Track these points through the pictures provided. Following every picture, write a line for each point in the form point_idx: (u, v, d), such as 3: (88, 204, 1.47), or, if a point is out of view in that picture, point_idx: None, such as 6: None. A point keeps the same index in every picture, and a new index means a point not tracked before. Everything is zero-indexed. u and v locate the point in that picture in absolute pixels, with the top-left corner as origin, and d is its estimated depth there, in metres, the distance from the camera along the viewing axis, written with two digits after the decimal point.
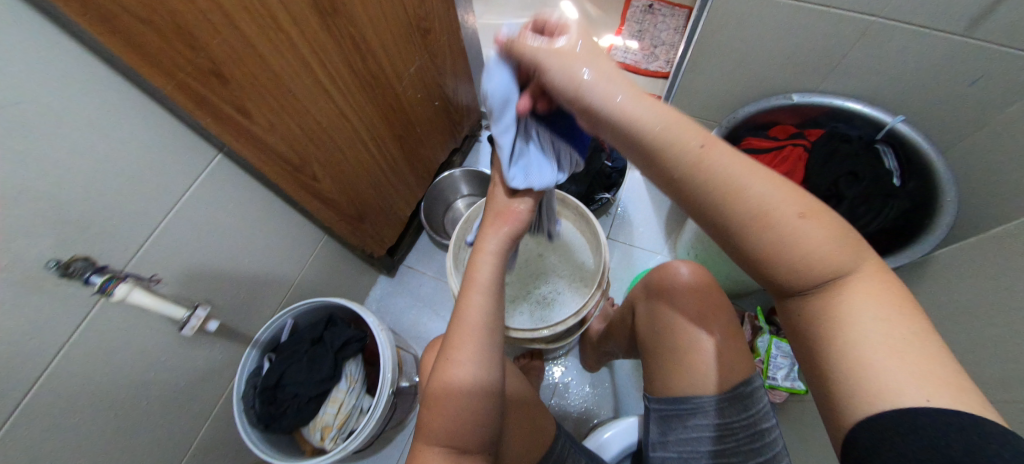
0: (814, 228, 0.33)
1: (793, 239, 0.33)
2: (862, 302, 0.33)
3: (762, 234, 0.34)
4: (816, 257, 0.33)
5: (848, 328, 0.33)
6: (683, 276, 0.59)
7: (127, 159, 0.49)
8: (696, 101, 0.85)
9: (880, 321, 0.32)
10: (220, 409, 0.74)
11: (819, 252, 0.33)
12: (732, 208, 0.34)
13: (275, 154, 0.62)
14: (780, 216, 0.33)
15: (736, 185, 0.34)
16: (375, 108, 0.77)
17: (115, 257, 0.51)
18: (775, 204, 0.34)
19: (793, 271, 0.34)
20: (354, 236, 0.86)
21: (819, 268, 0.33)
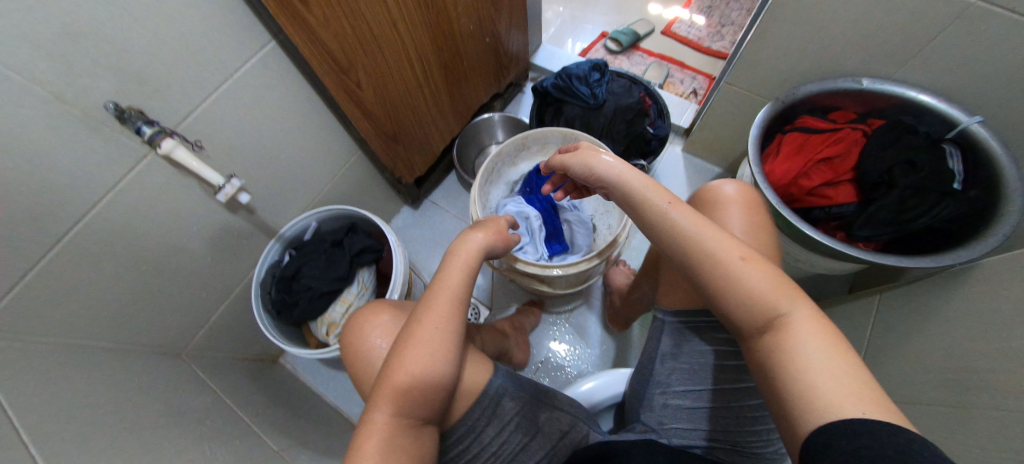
0: (759, 273, 0.39)
1: (736, 278, 0.39)
2: (806, 338, 0.35)
3: (713, 274, 0.41)
4: (760, 294, 0.38)
5: (793, 356, 0.35)
6: (728, 194, 0.56)
7: (190, 26, 0.51)
8: (755, 76, 0.81)
9: (823, 352, 0.34)
10: (239, 292, 0.79)
11: (761, 290, 0.39)
12: (689, 250, 0.43)
13: (323, 50, 0.62)
14: (729, 260, 0.40)
15: (692, 232, 0.43)
16: (426, 27, 0.76)
17: (166, 118, 0.54)
18: (719, 249, 0.41)
19: (742, 308, 0.39)
20: (386, 155, 0.87)
21: (762, 302, 0.38)
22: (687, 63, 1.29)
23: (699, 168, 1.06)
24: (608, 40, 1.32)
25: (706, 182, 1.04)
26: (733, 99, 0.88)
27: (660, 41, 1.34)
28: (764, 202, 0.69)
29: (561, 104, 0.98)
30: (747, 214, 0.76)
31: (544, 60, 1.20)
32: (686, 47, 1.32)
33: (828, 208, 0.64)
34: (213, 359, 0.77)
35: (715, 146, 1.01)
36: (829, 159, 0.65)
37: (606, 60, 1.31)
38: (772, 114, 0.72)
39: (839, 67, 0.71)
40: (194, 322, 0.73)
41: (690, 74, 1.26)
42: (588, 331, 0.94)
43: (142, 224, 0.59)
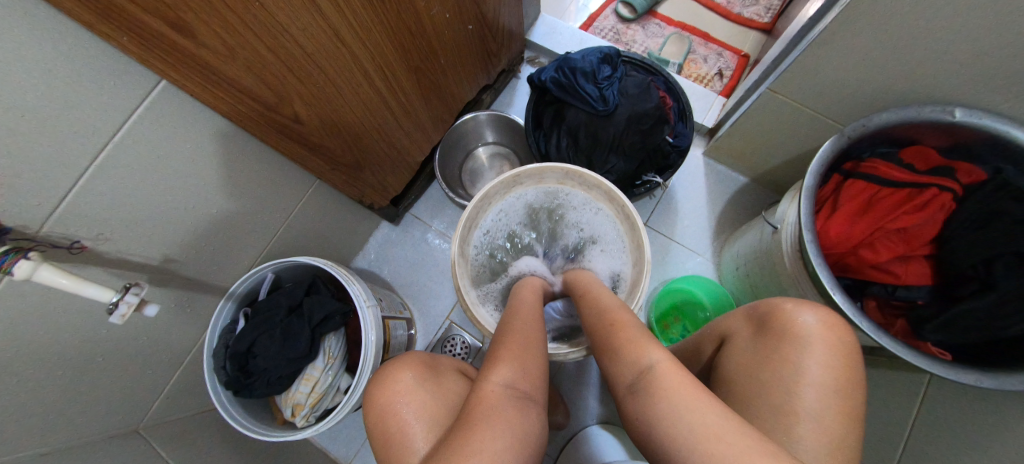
0: (632, 336, 0.43)
1: (621, 342, 0.43)
2: (673, 388, 0.35)
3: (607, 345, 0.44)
4: (635, 354, 0.41)
5: (662, 409, 0.34)
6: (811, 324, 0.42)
7: (24, 88, 0.35)
8: (811, 85, 0.63)
9: (706, 401, 0.33)
10: (193, 355, 0.70)
11: (632, 344, 0.41)
12: (595, 328, 0.48)
13: (236, 88, 0.45)
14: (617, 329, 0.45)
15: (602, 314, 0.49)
16: (385, 30, 0.57)
17: (25, 213, 0.40)
18: (618, 320, 0.47)
19: (618, 369, 0.41)
20: (350, 186, 0.72)
21: (630, 356, 0.40)
22: (713, 34, 1.06)
23: (723, 177, 0.91)
24: (619, 4, 1.07)
25: (730, 194, 0.90)
26: (777, 107, 0.70)
27: (682, 4, 1.09)
28: (809, 267, 0.56)
29: (562, 105, 0.80)
30: (781, 267, 0.64)
31: (542, 35, 0.97)
32: (712, 13, 1.07)
33: (892, 288, 0.52)
34: (177, 428, 0.69)
35: (744, 155, 0.85)
36: (902, 227, 0.52)
37: (616, 31, 1.08)
38: (833, 153, 0.57)
39: (927, 86, 0.54)
40: (145, 397, 0.64)
41: (716, 49, 1.04)
42: (587, 369, 0.87)
43: (44, 335, 0.47)
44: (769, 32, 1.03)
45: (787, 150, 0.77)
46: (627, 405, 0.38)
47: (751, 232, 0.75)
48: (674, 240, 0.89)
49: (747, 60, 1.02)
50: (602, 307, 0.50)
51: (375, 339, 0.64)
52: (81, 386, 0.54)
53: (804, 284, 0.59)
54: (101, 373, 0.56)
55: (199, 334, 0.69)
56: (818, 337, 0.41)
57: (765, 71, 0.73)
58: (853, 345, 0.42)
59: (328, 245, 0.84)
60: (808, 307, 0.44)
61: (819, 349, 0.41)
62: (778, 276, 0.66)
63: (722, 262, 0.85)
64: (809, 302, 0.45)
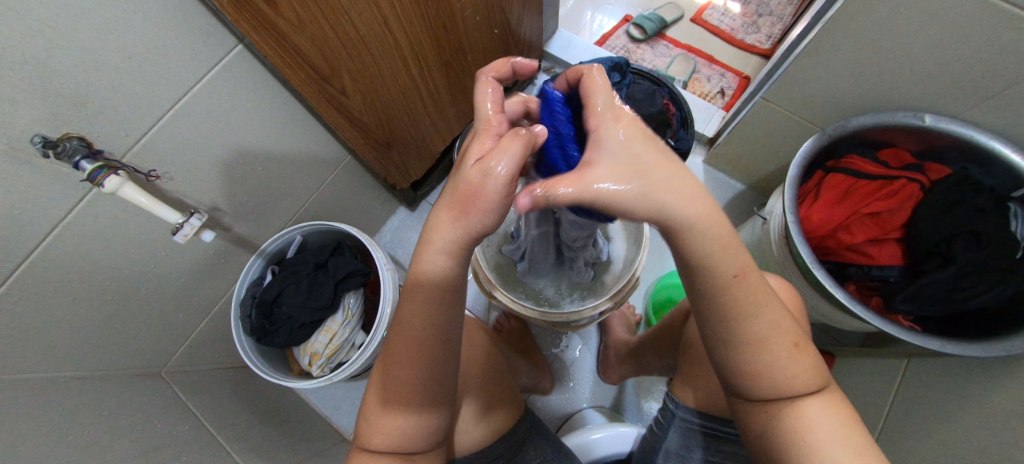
0: (768, 318, 0.39)
1: (773, 366, 0.39)
2: (827, 426, 0.38)
3: (737, 334, 0.39)
4: (776, 359, 0.39)
5: (801, 422, 0.38)
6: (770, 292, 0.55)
7: (136, 34, 0.43)
8: (798, 94, 0.71)
9: (850, 441, 0.37)
10: (219, 307, 0.75)
11: (770, 343, 0.39)
12: (734, 328, 0.39)
13: (298, 55, 0.53)
14: (755, 312, 0.38)
15: (745, 313, 0.38)
16: (423, 22, 0.65)
17: (115, 141, 0.47)
18: (770, 331, 0.39)
19: (756, 367, 0.39)
20: (379, 163, 0.78)
21: (787, 390, 0.39)
22: (717, 57, 1.18)
23: (720, 183, 0.97)
24: (630, 27, 1.20)
25: (727, 199, 0.96)
26: (768, 115, 0.78)
27: (689, 30, 1.22)
28: (794, 251, 0.61)
29: None
30: (771, 256, 0.69)
31: (558, 48, 1.07)
32: (717, 38, 1.20)
33: (868, 268, 0.57)
34: (194, 377, 0.74)
35: (740, 162, 0.92)
36: (875, 213, 0.58)
37: (627, 49, 1.20)
38: (816, 150, 0.64)
39: (900, 95, 0.62)
40: (172, 341, 0.69)
41: (719, 70, 1.15)
42: (584, 356, 0.90)
43: (101, 255, 0.53)
44: (768, 57, 1.16)
45: (779, 157, 0.84)
46: (756, 410, 0.41)
47: (744, 230, 0.81)
48: None
49: (747, 81, 1.13)
50: (704, 231, 0.34)
51: (391, 299, 0.69)
52: (122, 313, 0.60)
53: (791, 269, 0.64)
54: (139, 305, 0.62)
55: (227, 287, 0.75)
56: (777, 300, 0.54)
57: (759, 85, 0.81)
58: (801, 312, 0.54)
59: (349, 221, 0.91)
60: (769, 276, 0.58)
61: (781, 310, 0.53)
62: (768, 266, 0.71)
63: None
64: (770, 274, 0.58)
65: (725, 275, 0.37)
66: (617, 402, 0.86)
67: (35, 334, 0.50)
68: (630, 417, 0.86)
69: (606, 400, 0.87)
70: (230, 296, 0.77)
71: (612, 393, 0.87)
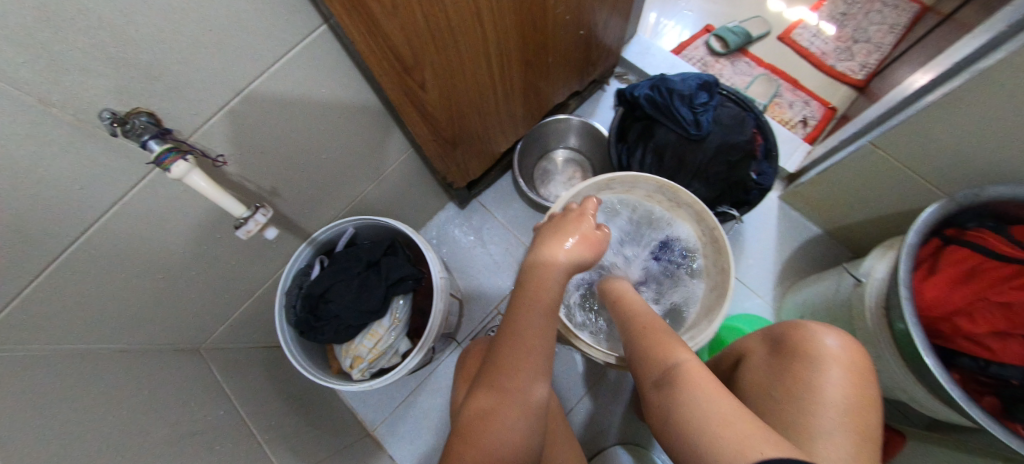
0: (685, 351, 0.46)
1: (657, 349, 0.48)
2: (696, 386, 0.41)
3: (653, 354, 0.48)
4: (675, 363, 0.45)
5: (688, 405, 0.40)
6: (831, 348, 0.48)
7: (220, 7, 0.38)
8: (920, 147, 0.63)
9: (725, 402, 0.39)
10: (263, 290, 0.73)
11: (666, 347, 0.48)
12: (633, 334, 0.52)
13: (386, 46, 0.48)
14: (661, 338, 0.49)
15: (646, 326, 0.52)
16: (515, 16, 0.59)
17: (185, 119, 0.43)
18: (655, 322, 0.52)
19: (656, 368, 0.46)
20: (441, 161, 0.74)
21: (658, 357, 0.47)
22: (802, 82, 1.08)
23: (795, 224, 0.90)
24: (712, 38, 1.11)
25: (801, 242, 0.88)
26: (874, 163, 0.70)
27: (774, 48, 1.12)
28: (896, 325, 0.55)
29: (652, 123, 0.80)
30: (860, 322, 0.63)
31: (635, 54, 1.00)
32: (805, 61, 1.10)
33: (985, 363, 0.51)
34: (231, 356, 0.72)
35: (823, 205, 0.84)
36: (1007, 303, 0.50)
37: (705, 62, 1.11)
38: (937, 217, 0.56)
39: None
40: (214, 320, 0.67)
41: (804, 97, 1.06)
42: (624, 388, 0.86)
43: (157, 234, 0.51)
44: (861, 89, 1.05)
45: (874, 209, 0.76)
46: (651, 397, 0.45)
47: (823, 284, 0.74)
48: (736, 276, 0.88)
49: (833, 113, 1.03)
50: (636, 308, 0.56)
51: (441, 310, 0.66)
52: (168, 291, 0.58)
53: (885, 343, 0.58)
54: (186, 285, 0.59)
55: (273, 271, 0.73)
56: (833, 357, 0.47)
57: (865, 126, 0.73)
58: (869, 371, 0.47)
59: (398, 214, 0.87)
60: (828, 331, 0.50)
61: (834, 367, 0.46)
62: (854, 331, 0.64)
63: (783, 307, 0.83)
64: (831, 328, 0.51)
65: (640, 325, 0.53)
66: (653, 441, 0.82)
67: (67, 301, 0.47)
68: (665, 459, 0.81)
69: (641, 436, 0.83)
70: (274, 280, 0.75)
71: (649, 431, 0.83)
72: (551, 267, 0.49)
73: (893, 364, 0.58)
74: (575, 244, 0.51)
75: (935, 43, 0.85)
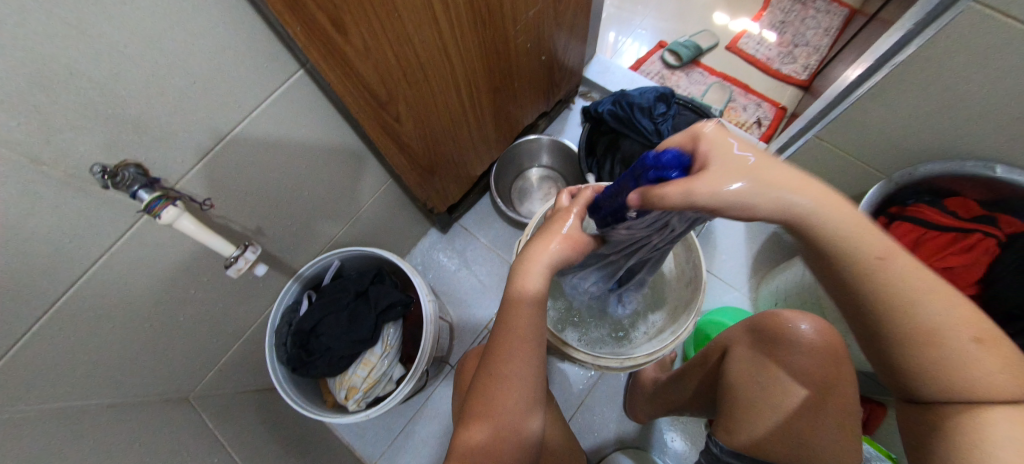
0: (947, 309, 0.31)
1: (924, 317, 0.32)
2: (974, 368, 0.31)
3: (904, 332, 0.32)
4: (957, 356, 0.31)
5: (973, 426, 0.30)
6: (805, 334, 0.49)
7: (205, 60, 0.41)
8: (856, 136, 0.69)
9: (1003, 389, 0.30)
10: (252, 331, 0.73)
11: (931, 342, 0.31)
12: (868, 281, 0.33)
13: (360, 84, 0.51)
14: (926, 305, 0.32)
15: (886, 277, 0.32)
16: (479, 49, 0.64)
17: (171, 167, 0.45)
18: (903, 272, 0.32)
19: (918, 356, 0.32)
20: (421, 188, 0.77)
21: (923, 335, 0.32)
22: (752, 86, 1.17)
23: (761, 217, 0.95)
24: (666, 53, 1.20)
25: (769, 233, 0.94)
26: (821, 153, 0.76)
27: (723, 58, 1.22)
28: None
29: (617, 135, 0.86)
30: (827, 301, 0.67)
31: (596, 73, 1.06)
32: (753, 68, 1.19)
33: None
34: (222, 401, 0.71)
35: None
36: (950, 268, 0.56)
37: (661, 76, 1.20)
38: (879, 197, 0.62)
39: (972, 143, 0.60)
40: (204, 365, 0.67)
41: (756, 100, 1.14)
42: (620, 392, 0.87)
43: (145, 281, 0.51)
44: (806, 88, 1.14)
45: None
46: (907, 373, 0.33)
47: (790, 270, 0.79)
48: (712, 272, 0.92)
49: (784, 112, 1.11)
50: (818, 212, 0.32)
51: (432, 332, 0.67)
52: (156, 338, 0.57)
53: None
54: (175, 331, 0.59)
55: (262, 310, 0.73)
56: (811, 345, 0.49)
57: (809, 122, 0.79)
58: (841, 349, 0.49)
59: (384, 243, 0.89)
60: (800, 316, 0.51)
61: (811, 355, 0.48)
62: (823, 310, 0.68)
63: (759, 297, 0.87)
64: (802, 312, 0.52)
65: (889, 271, 0.32)
66: (653, 441, 0.83)
67: (54, 356, 0.47)
68: (665, 459, 0.82)
69: (640, 439, 0.84)
70: (264, 319, 0.75)
71: (649, 432, 0.84)
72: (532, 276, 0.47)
73: None
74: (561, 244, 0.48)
75: (861, 43, 0.94)
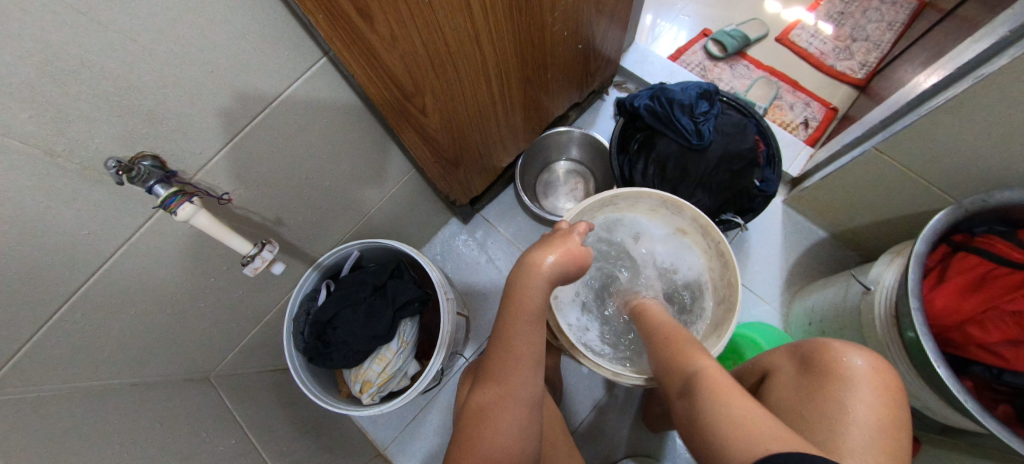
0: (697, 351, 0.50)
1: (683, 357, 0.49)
2: (711, 389, 0.42)
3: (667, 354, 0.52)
4: (683, 355, 0.49)
5: (716, 414, 0.40)
6: (855, 367, 0.45)
7: (221, 47, 0.38)
8: (923, 152, 0.63)
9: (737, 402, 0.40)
10: (271, 316, 0.73)
11: (687, 355, 0.49)
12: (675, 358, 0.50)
13: (386, 75, 0.48)
14: (686, 349, 0.50)
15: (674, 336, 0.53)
16: (513, 38, 0.59)
17: (188, 160, 0.43)
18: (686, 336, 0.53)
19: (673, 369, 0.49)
20: (443, 180, 0.74)
21: (680, 365, 0.48)
22: (802, 83, 1.08)
23: (800, 228, 0.89)
24: (709, 42, 1.12)
25: (807, 246, 0.88)
26: (879, 168, 0.70)
27: (772, 50, 1.12)
28: (906, 334, 0.55)
29: (653, 133, 0.80)
30: (870, 331, 0.62)
31: (634, 62, 1.00)
32: (804, 63, 1.10)
33: (998, 372, 0.51)
34: (240, 382, 0.72)
35: (829, 209, 0.84)
36: (1021, 311, 0.50)
37: (702, 67, 1.11)
38: (946, 224, 0.56)
39: None
40: (221, 347, 0.67)
41: (804, 98, 1.06)
42: (635, 401, 0.85)
43: (165, 271, 0.51)
44: (862, 88, 1.05)
45: (879, 213, 0.76)
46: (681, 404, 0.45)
47: (830, 290, 0.73)
48: (742, 283, 0.88)
49: (834, 113, 1.03)
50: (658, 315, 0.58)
51: (450, 331, 0.66)
52: (176, 324, 0.58)
53: (896, 352, 0.57)
54: (195, 316, 0.60)
55: (280, 296, 0.73)
56: (861, 379, 0.44)
57: (869, 131, 0.72)
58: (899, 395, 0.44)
59: (402, 233, 0.88)
60: (853, 350, 0.48)
61: (862, 392, 0.43)
62: (864, 340, 0.64)
63: (792, 314, 0.83)
64: (856, 347, 0.48)
65: (675, 339, 0.53)
66: (665, 451, 0.82)
67: (74, 341, 0.47)
68: None
69: (652, 448, 0.83)
70: (282, 305, 0.75)
71: (665, 445, 0.82)
72: (535, 278, 0.47)
73: (904, 372, 0.57)
74: (558, 258, 0.48)
75: (936, 41, 0.85)
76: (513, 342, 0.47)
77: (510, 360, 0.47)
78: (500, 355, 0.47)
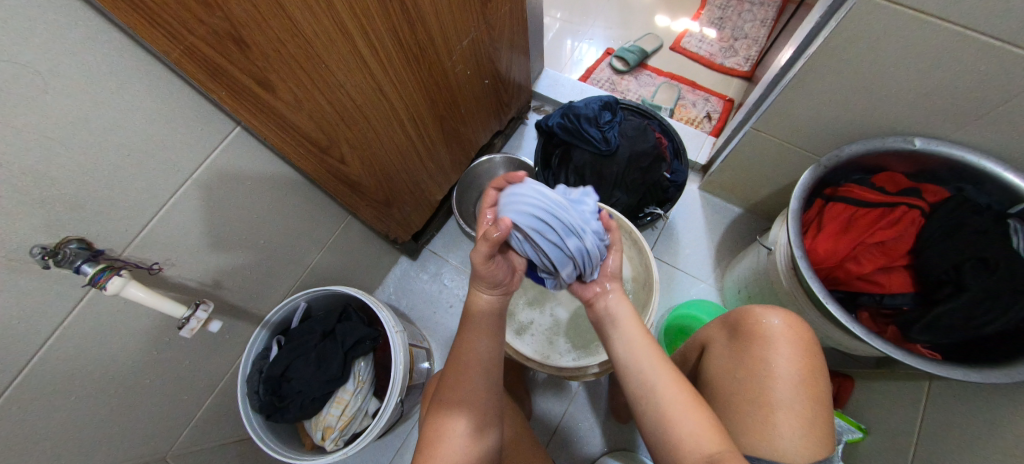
0: (701, 421, 0.43)
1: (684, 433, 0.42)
2: None
3: (662, 434, 0.44)
4: (696, 443, 0.42)
5: None
6: (776, 328, 0.51)
7: (135, 131, 0.42)
8: (786, 124, 0.73)
9: None
10: (226, 382, 0.74)
11: (683, 431, 0.42)
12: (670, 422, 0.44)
13: (298, 135, 0.53)
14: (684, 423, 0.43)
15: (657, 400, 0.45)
16: (416, 84, 0.67)
17: (114, 238, 0.46)
18: (680, 408, 0.44)
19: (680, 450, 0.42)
20: (379, 221, 0.79)
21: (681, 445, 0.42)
22: (699, 82, 1.22)
23: (718, 209, 0.99)
24: (613, 59, 1.25)
25: (726, 223, 0.97)
26: (760, 143, 0.80)
27: (669, 58, 1.26)
28: (803, 283, 0.61)
29: (569, 146, 0.88)
30: (779, 285, 0.69)
31: (547, 87, 1.10)
32: (697, 65, 1.24)
33: (879, 297, 0.61)
34: (201, 457, 0.71)
35: (735, 186, 0.93)
36: (881, 242, 0.61)
37: (612, 81, 1.24)
38: (814, 180, 0.65)
39: (888, 121, 0.63)
40: (176, 423, 0.67)
41: (703, 95, 1.19)
42: (602, 398, 0.89)
43: (106, 351, 0.52)
44: (750, 79, 1.19)
45: (775, 182, 0.86)
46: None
47: (748, 257, 0.80)
48: (678, 267, 0.95)
49: (731, 104, 1.16)
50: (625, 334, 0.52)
51: (403, 363, 0.68)
52: (126, 405, 0.58)
53: (800, 299, 0.64)
54: (145, 394, 0.60)
55: (233, 361, 0.74)
56: (782, 336, 0.51)
57: (748, 113, 0.83)
58: (813, 347, 0.51)
59: (353, 278, 0.90)
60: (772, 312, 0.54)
61: (783, 349, 0.50)
62: (777, 294, 0.71)
63: (724, 287, 0.90)
64: (772, 307, 0.54)
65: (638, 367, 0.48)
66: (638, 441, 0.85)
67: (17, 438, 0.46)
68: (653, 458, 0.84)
69: (627, 441, 0.85)
70: (236, 370, 0.76)
71: (638, 434, 0.85)
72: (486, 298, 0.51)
73: (812, 316, 0.64)
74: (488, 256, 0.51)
75: (791, 32, 0.99)
76: (472, 352, 0.49)
77: (466, 369, 0.48)
78: (462, 362, 0.49)
